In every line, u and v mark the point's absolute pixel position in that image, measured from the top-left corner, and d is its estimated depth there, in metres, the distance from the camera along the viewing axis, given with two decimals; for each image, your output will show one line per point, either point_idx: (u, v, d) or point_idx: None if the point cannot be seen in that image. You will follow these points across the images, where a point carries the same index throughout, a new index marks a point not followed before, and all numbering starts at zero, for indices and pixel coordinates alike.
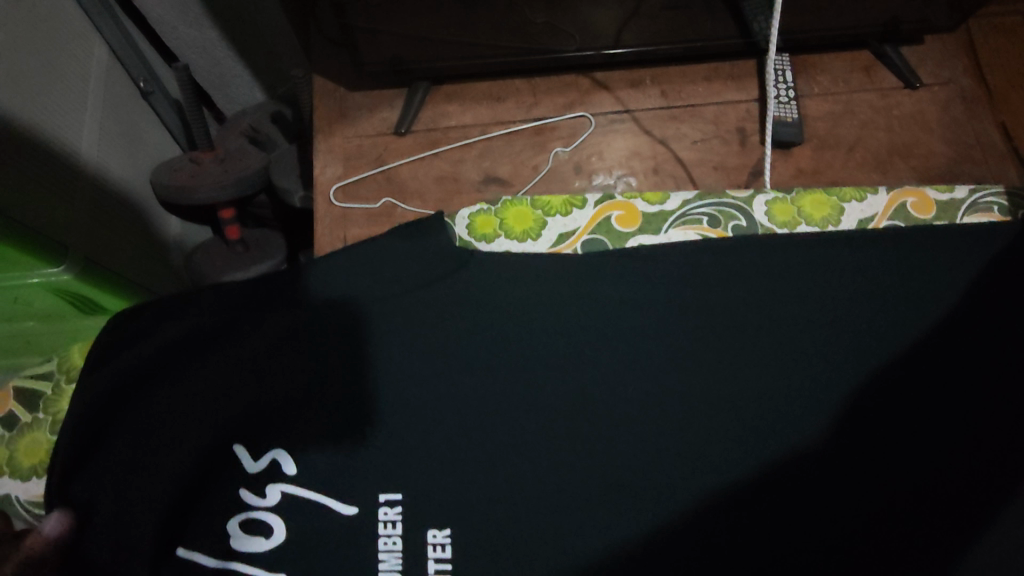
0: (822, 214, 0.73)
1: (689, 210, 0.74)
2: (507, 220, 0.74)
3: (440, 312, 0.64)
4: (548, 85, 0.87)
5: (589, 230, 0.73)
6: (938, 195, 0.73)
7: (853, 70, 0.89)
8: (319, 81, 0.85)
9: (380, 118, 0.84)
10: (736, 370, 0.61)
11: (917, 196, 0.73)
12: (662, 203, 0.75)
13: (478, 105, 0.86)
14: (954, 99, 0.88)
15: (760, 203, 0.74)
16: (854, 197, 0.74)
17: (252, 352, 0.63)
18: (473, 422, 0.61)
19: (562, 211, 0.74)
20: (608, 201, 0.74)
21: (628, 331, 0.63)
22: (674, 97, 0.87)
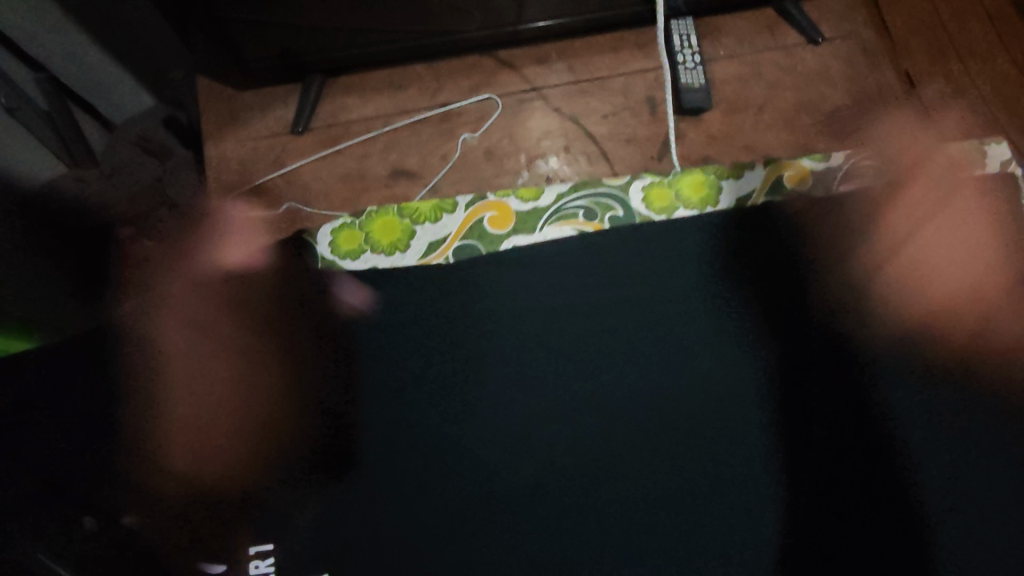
0: (700, 197, 0.72)
1: (562, 205, 0.73)
2: (373, 233, 0.72)
3: (346, 338, 0.65)
4: (451, 68, 0.83)
5: (459, 238, 0.72)
6: (816, 163, 0.73)
7: (757, 29, 0.88)
8: (204, 84, 0.79)
9: (275, 118, 0.79)
10: (609, 357, 0.66)
11: (794, 167, 0.73)
12: (536, 199, 0.73)
13: (379, 95, 0.82)
14: (856, 51, 0.89)
15: (635, 189, 0.73)
16: (729, 175, 0.73)
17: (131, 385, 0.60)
18: (374, 447, 0.63)
19: (431, 218, 0.73)
20: (480, 202, 0.73)
21: (507, 331, 0.67)
22: (581, 70, 0.85)
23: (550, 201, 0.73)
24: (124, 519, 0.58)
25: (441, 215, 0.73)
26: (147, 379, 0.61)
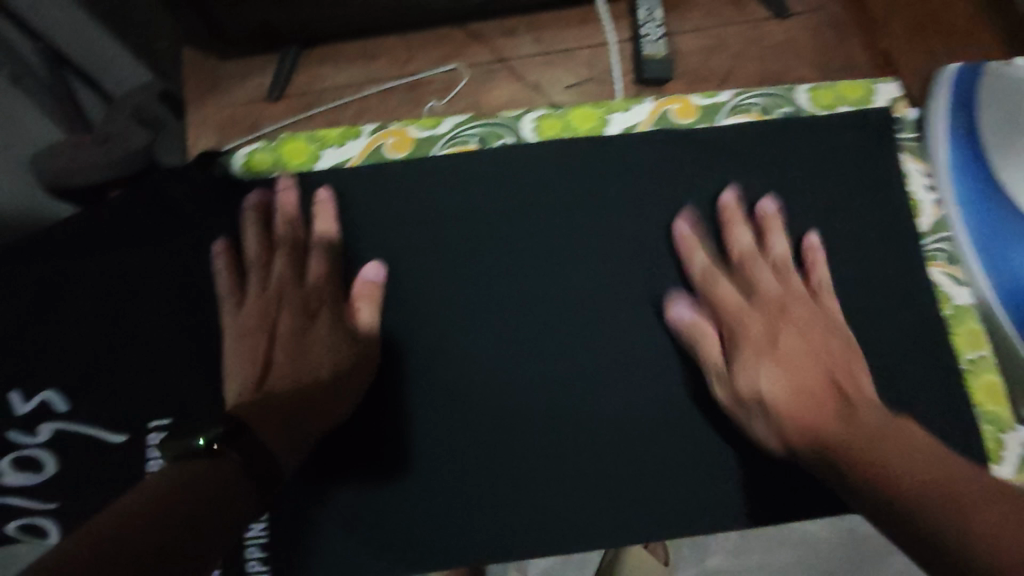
0: (590, 126, 0.82)
1: (457, 132, 0.81)
2: (282, 155, 0.80)
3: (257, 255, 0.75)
4: (422, 40, 0.86)
5: (360, 161, 0.80)
6: (701, 101, 0.82)
7: (726, 3, 0.89)
8: (186, 52, 0.84)
9: (252, 85, 0.84)
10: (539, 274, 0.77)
11: (677, 104, 0.82)
12: (435, 129, 0.82)
13: (352, 64, 0.85)
14: (824, 26, 0.90)
15: (528, 120, 0.82)
16: (617, 110, 0.82)
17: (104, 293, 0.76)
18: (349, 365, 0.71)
19: (337, 142, 0.81)
20: (381, 130, 0.81)
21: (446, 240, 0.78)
22: (549, 42, 0.87)
23: (448, 129, 0.82)
24: (48, 393, 0.74)
25: (346, 141, 0.81)
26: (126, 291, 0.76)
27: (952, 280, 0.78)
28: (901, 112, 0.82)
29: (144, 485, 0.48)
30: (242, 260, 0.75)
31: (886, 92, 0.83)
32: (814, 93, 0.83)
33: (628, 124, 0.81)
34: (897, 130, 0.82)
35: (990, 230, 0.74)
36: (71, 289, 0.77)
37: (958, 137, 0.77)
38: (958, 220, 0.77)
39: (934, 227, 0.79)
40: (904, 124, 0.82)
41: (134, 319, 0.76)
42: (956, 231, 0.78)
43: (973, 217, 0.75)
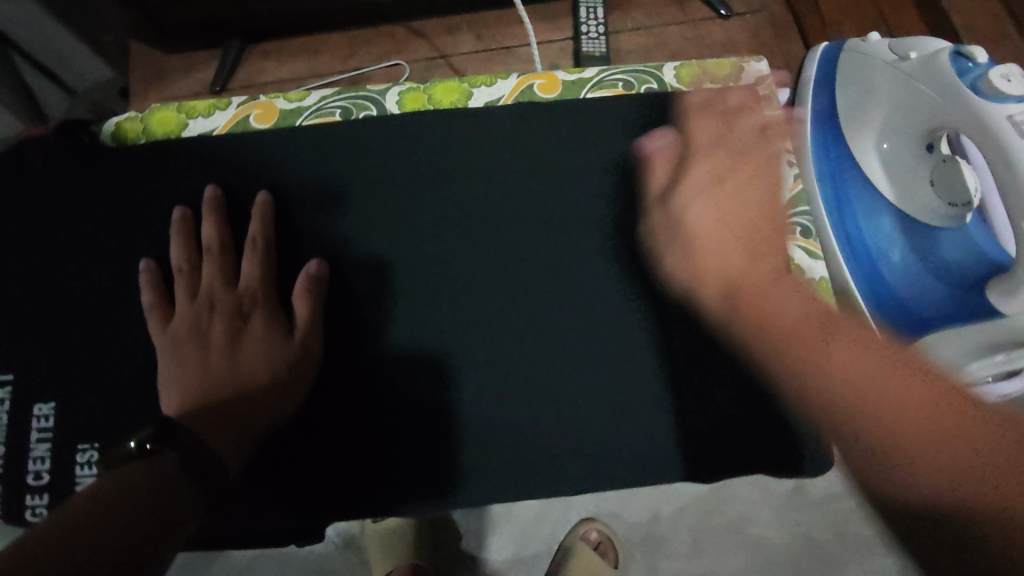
0: (452, 102, 0.74)
1: (322, 105, 0.74)
2: (151, 125, 0.73)
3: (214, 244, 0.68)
4: (365, 37, 0.89)
5: (226, 132, 0.73)
6: (567, 75, 0.76)
7: (667, 3, 0.90)
8: (134, 47, 0.86)
9: (197, 79, 0.86)
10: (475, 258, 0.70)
11: (543, 78, 0.75)
12: (301, 102, 0.75)
13: (295, 59, 0.88)
14: (766, 26, 0.90)
15: (393, 93, 0.74)
16: (482, 82, 0.75)
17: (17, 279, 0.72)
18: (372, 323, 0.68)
19: (205, 113, 0.74)
20: (250, 101, 0.74)
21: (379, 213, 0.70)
22: (489, 39, 0.89)
23: (315, 101, 0.74)
24: None
25: (215, 112, 0.74)
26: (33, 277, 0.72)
27: (808, 254, 0.68)
28: (767, 92, 0.73)
29: (81, 500, 0.43)
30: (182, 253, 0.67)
31: (754, 71, 0.76)
32: (683, 70, 0.76)
33: (493, 97, 0.74)
34: (764, 106, 0.72)
35: (842, 198, 0.76)
36: None
37: (820, 116, 0.77)
38: (813, 185, 0.76)
39: (793, 201, 0.70)
40: (772, 100, 0.72)
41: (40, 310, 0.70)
42: (813, 202, 0.76)
43: (827, 188, 0.76)
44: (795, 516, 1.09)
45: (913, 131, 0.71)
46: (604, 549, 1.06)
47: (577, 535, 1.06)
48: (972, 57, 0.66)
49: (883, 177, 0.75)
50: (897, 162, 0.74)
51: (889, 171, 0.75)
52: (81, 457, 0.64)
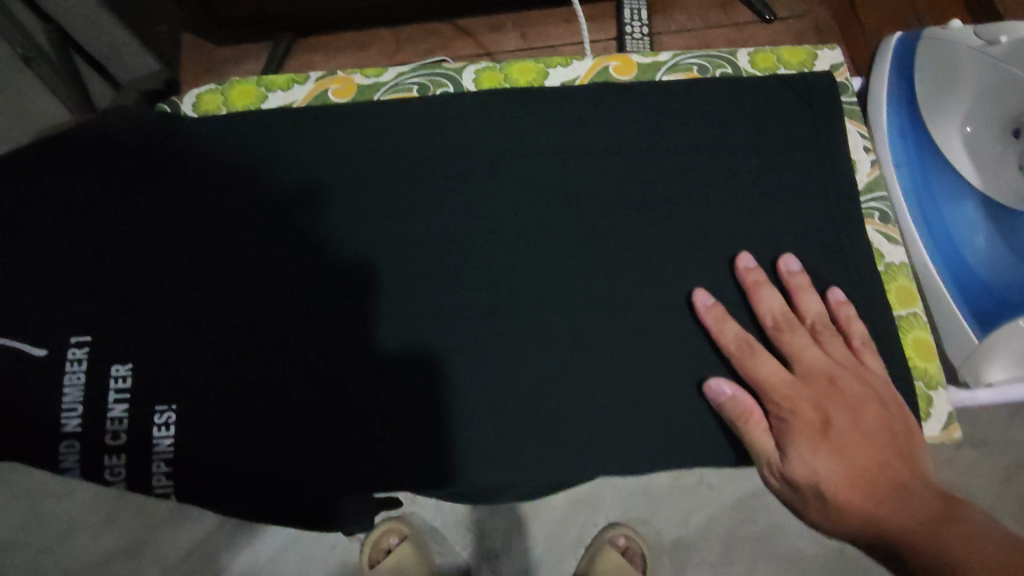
0: (529, 81, 0.71)
1: (401, 80, 0.71)
2: (231, 97, 0.71)
3: (285, 201, 0.65)
4: (411, 33, 0.90)
5: (305, 105, 0.70)
6: (642, 59, 0.71)
7: (711, 7, 0.91)
8: (186, 37, 0.88)
9: (247, 70, 0.88)
10: (527, 245, 0.64)
11: (619, 60, 0.71)
12: (379, 77, 0.72)
13: (342, 54, 0.89)
14: (808, 30, 0.91)
15: (469, 71, 0.71)
16: (560, 62, 0.71)
17: (68, 232, 0.65)
18: (411, 297, 0.63)
19: (284, 87, 0.72)
20: (329, 76, 0.71)
21: (423, 191, 0.65)
22: (533, 38, 0.89)
23: (392, 78, 0.72)
24: None
25: (294, 86, 0.72)
26: (93, 228, 0.65)
27: (887, 239, 0.66)
28: (841, 78, 0.71)
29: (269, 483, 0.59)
30: (258, 214, 0.65)
31: (829, 58, 0.72)
32: (758, 56, 0.72)
33: (569, 77, 0.70)
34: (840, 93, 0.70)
35: (927, 187, 0.69)
36: (30, 223, 0.65)
37: (897, 99, 0.72)
38: (892, 174, 0.70)
39: (868, 186, 0.68)
40: (848, 86, 0.71)
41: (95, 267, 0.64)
42: (891, 189, 0.70)
43: (908, 174, 0.70)
44: None
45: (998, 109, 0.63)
46: (632, 555, 1.05)
47: (604, 540, 1.05)
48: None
49: (974, 169, 0.66)
50: (986, 150, 0.65)
51: (977, 161, 0.66)
52: (160, 420, 0.60)
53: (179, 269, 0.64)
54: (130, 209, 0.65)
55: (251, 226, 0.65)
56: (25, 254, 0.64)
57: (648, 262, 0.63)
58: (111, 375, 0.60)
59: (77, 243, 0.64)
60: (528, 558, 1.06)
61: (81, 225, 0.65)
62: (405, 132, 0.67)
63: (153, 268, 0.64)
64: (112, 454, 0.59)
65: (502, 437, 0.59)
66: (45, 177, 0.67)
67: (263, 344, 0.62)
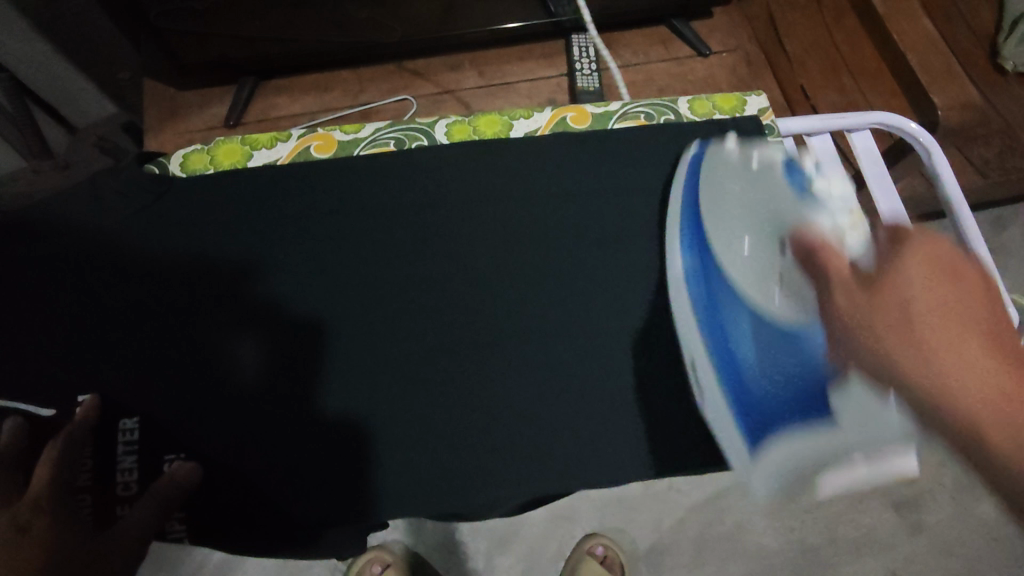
0: (495, 133, 0.72)
1: (377, 136, 0.71)
2: (218, 156, 0.69)
3: (254, 228, 0.64)
4: (373, 73, 0.94)
5: (290, 161, 0.69)
6: (594, 108, 0.73)
7: (652, 44, 0.99)
8: (148, 84, 0.89)
9: (211, 113, 0.89)
10: (501, 261, 0.64)
11: (573, 110, 0.73)
12: (357, 133, 0.71)
13: (306, 95, 0.92)
14: (740, 62, 1.00)
15: (440, 125, 0.72)
16: (521, 115, 0.73)
17: (41, 285, 0.62)
18: (388, 318, 0.62)
19: (267, 144, 0.70)
20: (309, 133, 0.71)
21: (394, 211, 0.66)
22: (491, 75, 0.95)
23: (369, 133, 0.71)
24: None
25: (277, 143, 0.70)
26: (72, 278, 0.62)
27: None
28: (767, 119, 0.72)
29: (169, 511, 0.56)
30: (230, 251, 0.63)
31: (757, 102, 0.74)
32: (696, 103, 0.74)
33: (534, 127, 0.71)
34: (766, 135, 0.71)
35: (711, 302, 0.59)
36: (6, 277, 0.62)
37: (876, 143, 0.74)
38: (675, 256, 0.62)
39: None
40: (773, 128, 0.71)
41: (63, 323, 0.61)
42: (676, 305, 0.61)
43: (700, 297, 0.59)
44: (789, 522, 1.14)
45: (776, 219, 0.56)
46: (611, 564, 1.08)
47: (583, 550, 1.09)
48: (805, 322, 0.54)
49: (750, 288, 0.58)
50: (764, 261, 0.57)
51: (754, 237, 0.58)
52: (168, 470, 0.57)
53: (155, 326, 0.61)
54: (105, 254, 0.63)
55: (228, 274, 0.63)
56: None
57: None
58: (118, 429, 0.57)
59: (51, 297, 0.61)
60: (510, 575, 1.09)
61: (64, 274, 0.62)
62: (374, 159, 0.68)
63: (130, 322, 0.61)
64: (123, 505, 0.56)
65: (489, 456, 0.58)
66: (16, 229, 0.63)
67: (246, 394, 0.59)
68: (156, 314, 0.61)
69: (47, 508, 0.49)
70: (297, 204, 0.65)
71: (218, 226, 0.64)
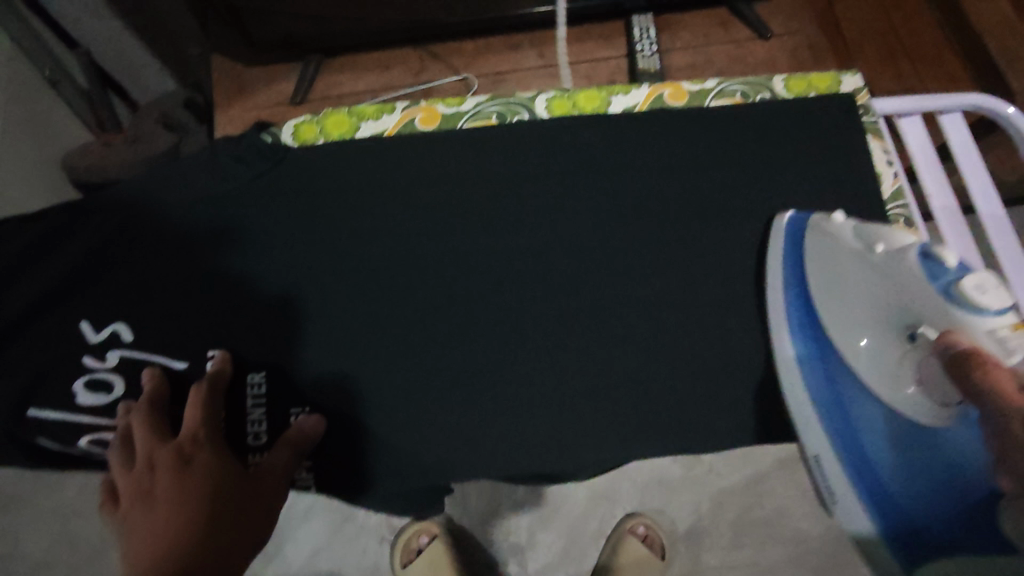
0: (597, 109, 0.70)
1: (480, 109, 0.70)
2: (327, 128, 0.69)
3: (343, 191, 0.64)
4: (434, 53, 0.95)
5: (394, 134, 0.69)
6: (691, 86, 0.72)
7: (712, 26, 0.98)
8: (215, 60, 0.91)
9: (278, 90, 0.91)
10: (580, 231, 0.65)
11: (671, 87, 0.71)
12: (460, 106, 0.70)
13: (369, 74, 0.93)
14: (802, 46, 0.98)
15: (541, 100, 0.70)
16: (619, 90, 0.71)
17: (158, 244, 0.61)
18: (475, 287, 0.63)
19: (373, 116, 0.70)
20: (411, 105, 0.70)
21: (474, 179, 0.66)
22: (551, 57, 0.95)
23: (470, 107, 0.70)
24: None
25: (382, 115, 0.70)
26: (190, 236, 0.62)
27: None
28: (863, 99, 0.71)
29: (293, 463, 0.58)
30: (321, 211, 0.64)
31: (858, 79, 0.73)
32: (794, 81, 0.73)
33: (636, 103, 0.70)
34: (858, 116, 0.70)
35: (838, 402, 0.59)
36: (119, 239, 0.61)
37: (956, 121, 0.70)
38: (777, 299, 0.61)
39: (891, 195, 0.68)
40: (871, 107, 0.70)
41: (186, 282, 0.61)
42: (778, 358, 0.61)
43: (794, 313, 0.61)
44: (829, 510, 1.15)
45: (899, 318, 0.50)
46: (652, 542, 1.11)
47: (625, 529, 1.11)
48: (940, 258, 0.46)
49: (873, 381, 0.56)
50: (878, 345, 0.54)
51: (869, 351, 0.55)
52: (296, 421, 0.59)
53: (274, 281, 0.62)
54: (213, 211, 0.62)
55: (328, 233, 0.63)
56: (111, 273, 0.61)
57: (699, 250, 0.64)
58: (247, 382, 0.59)
59: (172, 256, 0.61)
60: (553, 550, 1.11)
61: (181, 233, 0.62)
62: (453, 130, 0.68)
63: (251, 276, 0.62)
64: (255, 454, 0.58)
65: (572, 423, 0.60)
66: (123, 192, 0.62)
67: (353, 351, 0.61)
68: (272, 274, 0.62)
69: (205, 441, 0.52)
70: (384, 171, 0.65)
71: (315, 188, 0.64)
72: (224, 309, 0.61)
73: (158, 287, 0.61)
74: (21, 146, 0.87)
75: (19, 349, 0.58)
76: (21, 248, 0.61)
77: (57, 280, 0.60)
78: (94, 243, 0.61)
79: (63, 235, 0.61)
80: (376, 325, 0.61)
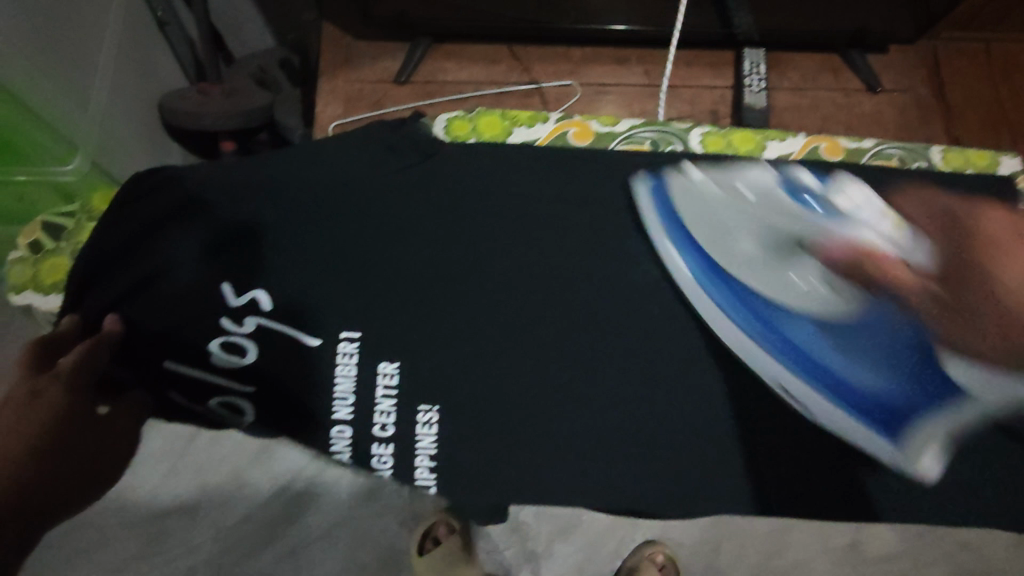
0: (749, 151, 0.73)
1: (633, 133, 0.73)
2: (479, 127, 0.72)
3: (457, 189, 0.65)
4: (540, 54, 0.94)
5: (549, 144, 0.71)
6: (846, 142, 0.74)
7: (821, 70, 0.97)
8: (328, 29, 0.92)
9: (383, 67, 0.91)
10: (682, 264, 0.64)
11: (827, 141, 0.74)
12: (612, 127, 0.73)
13: (474, 65, 0.93)
14: (909, 106, 0.96)
15: (696, 133, 0.73)
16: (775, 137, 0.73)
17: (273, 215, 0.62)
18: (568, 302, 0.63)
19: (526, 123, 0.73)
20: (566, 118, 0.73)
21: None
22: (656, 76, 0.94)
23: (624, 129, 0.73)
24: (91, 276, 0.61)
25: (535, 123, 0.73)
26: (304, 211, 0.62)
27: None
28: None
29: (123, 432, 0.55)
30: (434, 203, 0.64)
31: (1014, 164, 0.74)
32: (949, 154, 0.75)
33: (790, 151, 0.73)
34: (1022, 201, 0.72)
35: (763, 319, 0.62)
36: (248, 211, 0.62)
37: None
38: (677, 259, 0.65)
39: None
40: None
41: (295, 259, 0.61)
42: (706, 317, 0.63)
43: (722, 298, 0.63)
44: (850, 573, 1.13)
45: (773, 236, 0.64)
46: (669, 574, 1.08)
47: (645, 555, 1.08)
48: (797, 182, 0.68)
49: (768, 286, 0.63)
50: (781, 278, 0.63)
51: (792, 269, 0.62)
52: (422, 418, 0.60)
53: (379, 267, 0.62)
54: (328, 191, 0.63)
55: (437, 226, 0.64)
56: (241, 249, 0.61)
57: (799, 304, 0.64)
58: (380, 371, 0.60)
59: (290, 234, 0.62)
60: (567, 564, 1.10)
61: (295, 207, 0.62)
62: None
63: (357, 260, 0.62)
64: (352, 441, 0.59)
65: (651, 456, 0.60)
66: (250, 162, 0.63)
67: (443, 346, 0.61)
68: (378, 261, 0.63)
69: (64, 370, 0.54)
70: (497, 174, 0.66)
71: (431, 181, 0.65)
72: (323, 286, 0.61)
73: (284, 264, 0.61)
74: (124, 82, 0.87)
75: (144, 301, 0.59)
76: (164, 206, 0.61)
77: (193, 243, 0.60)
78: (232, 213, 0.61)
79: (203, 198, 0.62)
80: (469, 325, 0.62)
